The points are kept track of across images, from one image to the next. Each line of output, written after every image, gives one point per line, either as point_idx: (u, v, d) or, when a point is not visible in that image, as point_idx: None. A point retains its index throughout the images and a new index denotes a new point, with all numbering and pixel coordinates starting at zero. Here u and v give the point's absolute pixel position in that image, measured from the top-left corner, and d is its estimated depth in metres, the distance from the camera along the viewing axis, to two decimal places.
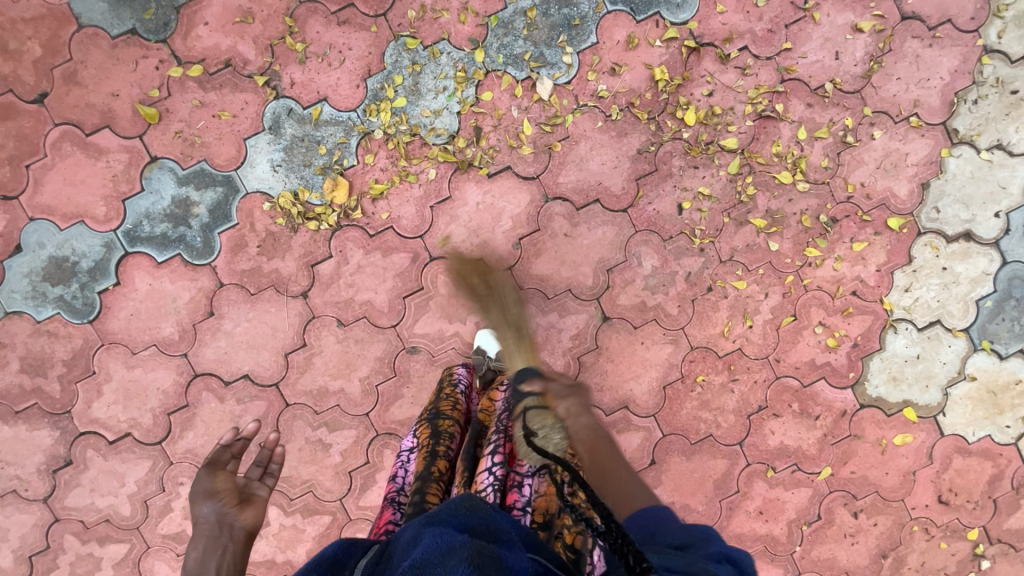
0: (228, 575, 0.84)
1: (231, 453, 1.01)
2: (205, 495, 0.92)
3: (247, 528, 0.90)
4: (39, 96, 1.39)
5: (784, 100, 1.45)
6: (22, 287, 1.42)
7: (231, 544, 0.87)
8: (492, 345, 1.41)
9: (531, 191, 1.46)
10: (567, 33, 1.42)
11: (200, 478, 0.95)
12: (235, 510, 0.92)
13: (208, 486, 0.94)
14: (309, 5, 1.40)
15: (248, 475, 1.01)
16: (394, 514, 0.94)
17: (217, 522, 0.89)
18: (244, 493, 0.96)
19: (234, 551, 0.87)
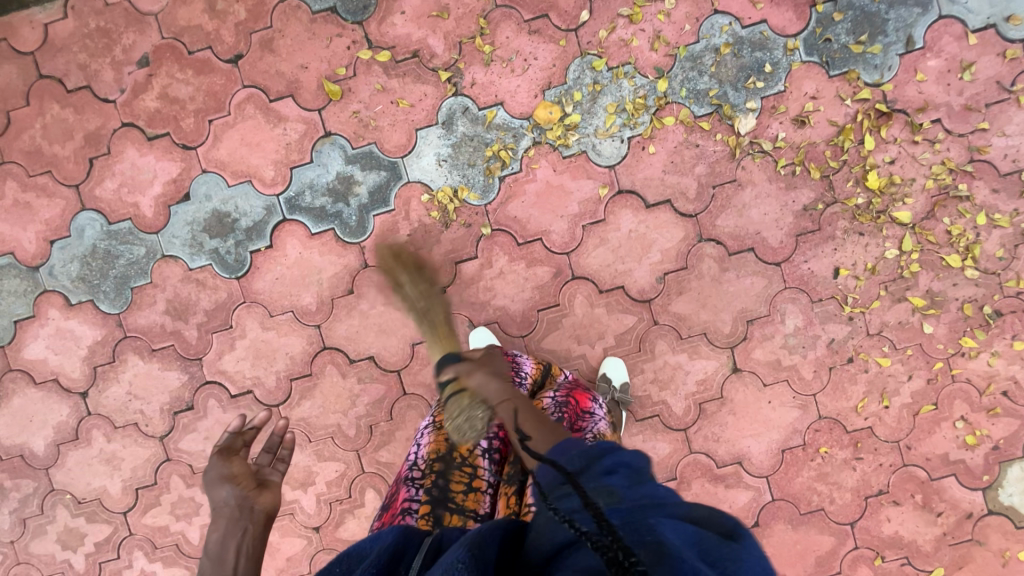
0: (248, 554, 0.84)
1: (244, 441, 1.05)
2: (222, 479, 0.93)
3: (266, 511, 0.91)
4: (234, 57, 1.44)
5: (969, 181, 1.39)
6: (182, 234, 1.48)
7: (252, 525, 0.87)
8: (618, 375, 1.43)
9: (686, 229, 1.43)
10: (756, 76, 1.39)
11: (214, 466, 0.96)
12: (253, 492, 0.92)
13: (224, 470, 0.96)
14: (504, 10, 1.41)
15: (259, 463, 1.02)
16: (411, 492, 0.98)
17: (237, 505, 0.90)
18: (260, 477, 0.98)
19: (254, 532, 0.87)
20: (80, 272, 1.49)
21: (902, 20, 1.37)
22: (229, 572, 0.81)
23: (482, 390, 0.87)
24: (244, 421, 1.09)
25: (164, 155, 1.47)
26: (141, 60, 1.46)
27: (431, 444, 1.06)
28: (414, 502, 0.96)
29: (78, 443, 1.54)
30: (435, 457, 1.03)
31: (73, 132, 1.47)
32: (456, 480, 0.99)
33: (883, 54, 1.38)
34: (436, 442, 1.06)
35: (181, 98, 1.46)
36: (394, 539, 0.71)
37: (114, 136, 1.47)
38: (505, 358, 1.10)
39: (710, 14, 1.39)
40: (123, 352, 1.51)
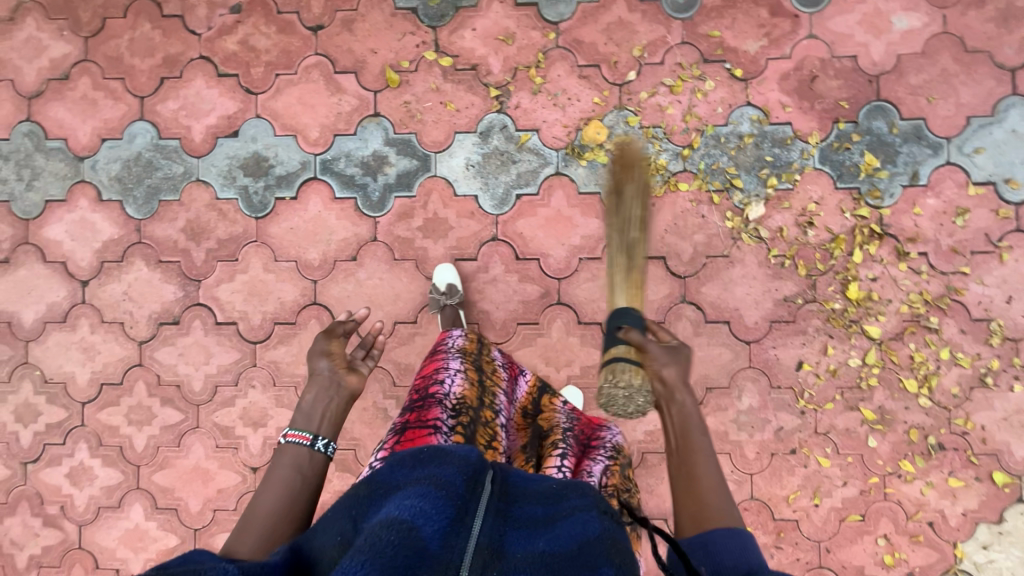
0: (331, 419, 1.01)
1: (344, 330, 1.18)
2: (321, 353, 1.09)
3: (350, 392, 1.05)
4: (315, 26, 1.59)
5: (941, 316, 1.48)
6: (220, 165, 1.60)
7: (337, 397, 1.03)
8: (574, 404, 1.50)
9: (672, 287, 1.52)
10: (770, 169, 1.51)
11: (318, 339, 1.12)
12: (342, 371, 1.06)
13: (323, 346, 1.10)
14: (563, 51, 1.55)
15: (354, 352, 1.16)
16: (443, 416, 1.00)
17: (330, 377, 1.05)
18: (350, 361, 1.10)
19: (337, 402, 1.03)
20: (119, 173, 1.61)
21: (912, 157, 1.48)
22: (314, 428, 0.98)
23: (678, 382, 1.00)
24: (349, 315, 1.23)
25: (227, 92, 1.60)
26: (234, 7, 1.61)
27: (463, 384, 1.06)
28: (446, 426, 0.98)
29: (64, 326, 1.62)
30: (466, 402, 1.03)
31: (155, 51, 1.62)
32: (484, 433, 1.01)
33: (889, 181, 1.49)
34: (467, 387, 1.06)
35: (257, 49, 1.60)
36: (477, 458, 0.77)
37: (190, 64, 1.61)
38: (636, 379, 1.09)
39: (743, 104, 1.52)
40: (132, 254, 1.61)
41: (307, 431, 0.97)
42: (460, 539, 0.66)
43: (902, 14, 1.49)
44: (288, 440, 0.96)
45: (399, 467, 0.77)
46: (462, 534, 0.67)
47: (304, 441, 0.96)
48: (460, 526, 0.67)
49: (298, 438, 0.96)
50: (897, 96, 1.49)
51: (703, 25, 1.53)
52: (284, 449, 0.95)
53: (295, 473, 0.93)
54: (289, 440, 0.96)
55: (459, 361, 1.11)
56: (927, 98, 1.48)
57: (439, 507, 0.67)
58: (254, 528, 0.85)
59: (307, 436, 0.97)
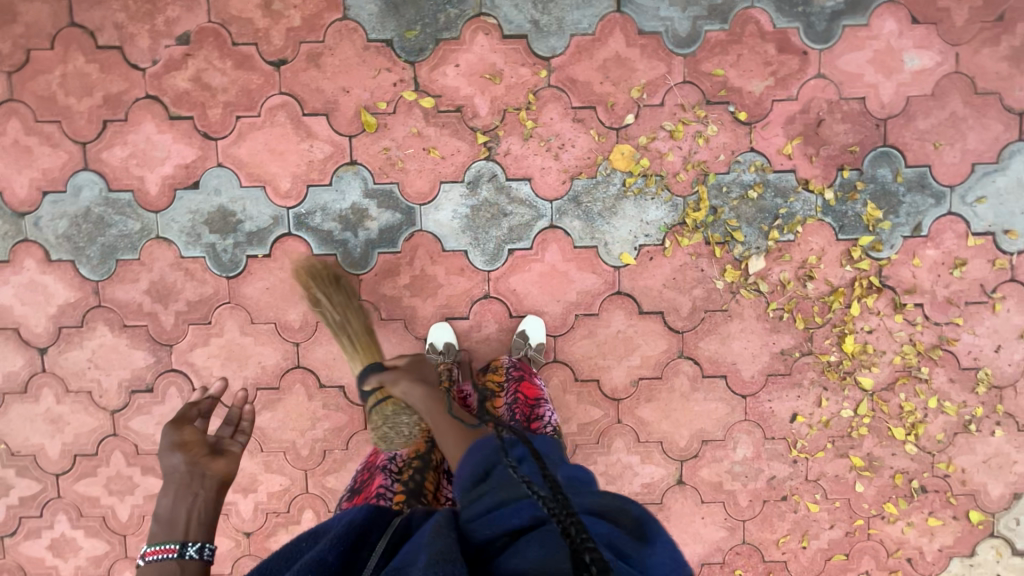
0: (200, 519, 0.92)
1: (200, 410, 1.07)
2: (172, 447, 0.96)
3: (219, 478, 0.96)
4: (278, 60, 1.42)
5: (933, 366, 1.49)
6: (182, 221, 1.45)
7: (203, 491, 0.94)
8: (536, 334, 1.47)
9: (670, 342, 1.49)
10: (772, 220, 1.45)
11: (165, 432, 0.99)
12: (204, 459, 0.97)
13: (174, 437, 0.98)
14: (555, 91, 1.42)
15: (218, 433, 1.06)
16: (386, 481, 1.05)
17: (188, 472, 0.95)
18: (216, 445, 1.01)
19: (204, 498, 0.94)
20: (67, 231, 1.46)
21: (914, 206, 1.45)
22: (180, 535, 0.89)
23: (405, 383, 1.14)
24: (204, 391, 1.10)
25: (182, 137, 1.43)
26: (181, 37, 1.41)
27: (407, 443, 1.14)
28: (389, 490, 1.02)
29: (25, 397, 1.51)
30: (412, 455, 1.12)
31: (93, 89, 1.42)
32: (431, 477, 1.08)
33: (889, 232, 1.45)
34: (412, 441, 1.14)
35: (213, 87, 1.42)
36: (363, 517, 0.80)
37: (135, 105, 1.43)
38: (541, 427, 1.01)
39: (745, 150, 1.44)
40: (92, 320, 1.48)
41: (171, 542, 0.86)
42: None
43: (914, 52, 1.41)
44: (149, 560, 0.85)
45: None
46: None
47: (167, 552, 0.85)
48: None
49: (160, 553, 0.85)
50: (903, 141, 1.43)
51: (706, 62, 1.42)
52: (147, 569, 0.84)
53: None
54: (150, 560, 0.85)
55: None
56: (934, 144, 1.43)
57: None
58: None
59: (174, 547, 0.86)
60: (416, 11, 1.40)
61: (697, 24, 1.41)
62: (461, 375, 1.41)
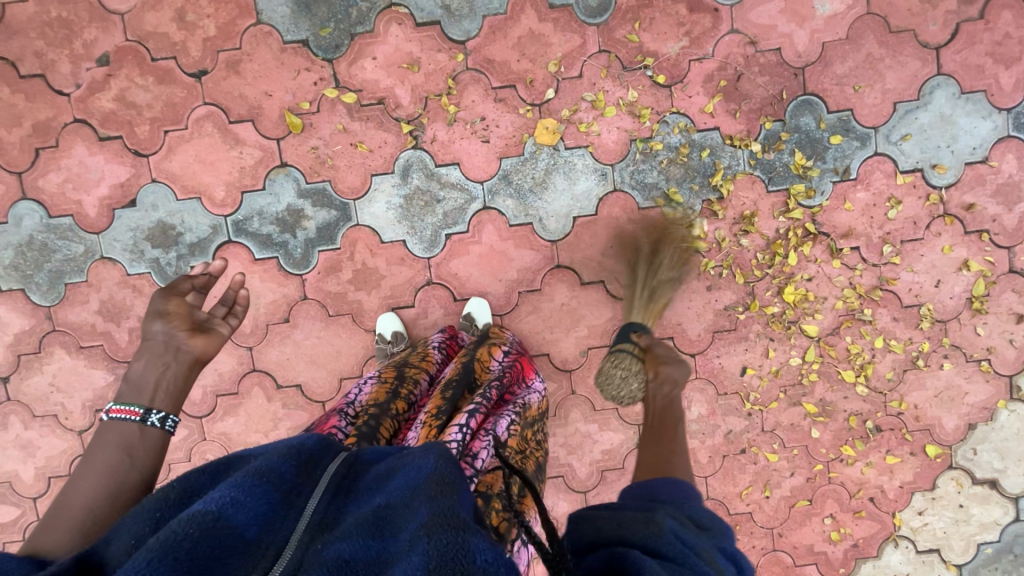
0: (170, 390, 0.88)
1: (195, 286, 0.98)
2: (156, 315, 0.91)
3: (193, 354, 0.90)
4: (198, 71, 1.43)
5: (875, 307, 1.51)
6: (124, 239, 1.48)
7: (175, 364, 0.88)
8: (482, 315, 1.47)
9: (615, 310, 1.51)
10: (701, 179, 1.47)
11: (153, 298, 0.93)
12: (183, 334, 0.90)
13: (161, 306, 0.92)
14: (474, 73, 1.44)
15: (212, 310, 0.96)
16: (341, 422, 1.01)
17: (165, 342, 0.89)
18: (201, 322, 0.93)
19: (175, 371, 0.88)
20: (13, 260, 1.48)
21: (841, 152, 1.46)
22: (146, 401, 0.85)
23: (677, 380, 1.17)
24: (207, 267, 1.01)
25: (114, 157, 1.46)
26: (101, 58, 1.43)
27: (371, 389, 1.11)
28: (342, 431, 0.99)
29: None
30: (374, 400, 1.08)
31: (21, 118, 1.44)
32: (389, 423, 1.03)
33: (818, 179, 1.47)
34: (375, 388, 1.11)
35: (138, 105, 1.44)
36: (314, 443, 0.69)
37: (65, 129, 1.45)
38: (634, 365, 1.31)
39: (668, 112, 1.45)
40: (49, 344, 1.52)
41: (135, 406, 0.84)
42: (287, 521, 0.60)
43: None
44: (111, 417, 0.83)
45: (214, 475, 0.64)
46: (291, 517, 0.60)
47: (130, 416, 0.83)
48: (288, 511, 0.61)
49: (124, 414, 0.83)
50: (823, 87, 1.44)
51: (620, 29, 1.43)
52: (106, 425, 0.82)
53: (122, 456, 0.80)
54: (112, 417, 0.83)
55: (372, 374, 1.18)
56: (854, 87, 1.44)
57: (257, 493, 0.59)
58: (70, 516, 0.74)
59: (136, 411, 0.84)
60: (328, 8, 1.42)
61: None
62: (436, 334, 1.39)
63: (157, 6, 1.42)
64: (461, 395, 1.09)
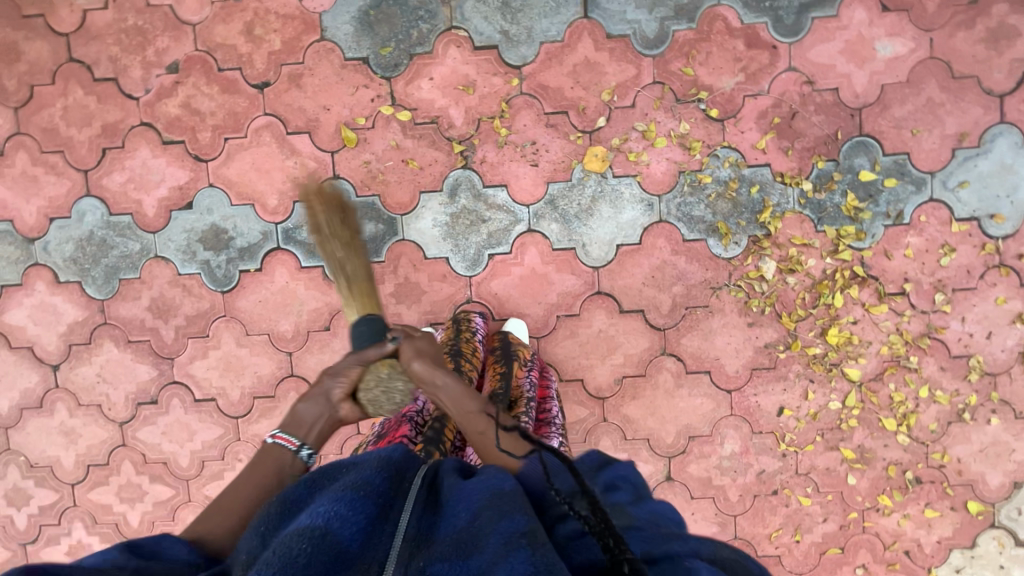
0: (321, 429, 0.97)
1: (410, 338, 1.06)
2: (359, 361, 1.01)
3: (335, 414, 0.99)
4: (261, 83, 1.48)
5: (921, 355, 1.47)
6: (178, 240, 1.53)
7: (322, 421, 0.97)
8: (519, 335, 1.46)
9: (653, 340, 1.50)
10: (749, 215, 1.46)
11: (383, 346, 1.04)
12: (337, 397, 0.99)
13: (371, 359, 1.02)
14: (527, 98, 1.46)
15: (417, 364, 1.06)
16: (409, 431, 1.05)
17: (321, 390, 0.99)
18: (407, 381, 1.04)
19: (325, 418, 0.98)
20: (73, 253, 1.54)
21: (895, 195, 1.43)
22: (301, 437, 0.95)
23: None
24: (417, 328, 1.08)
25: (175, 161, 1.51)
26: (171, 66, 1.49)
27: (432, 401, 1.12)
28: (410, 439, 1.02)
29: (41, 411, 1.60)
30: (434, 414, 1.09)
31: (92, 119, 1.51)
32: (450, 428, 1.04)
33: (869, 222, 1.44)
34: None
35: (202, 112, 1.49)
36: (399, 455, 0.74)
37: (131, 132, 1.51)
38: None
39: (719, 146, 1.45)
40: (99, 336, 1.57)
41: (294, 436, 0.93)
42: (384, 535, 0.66)
43: (886, 40, 1.40)
44: (273, 441, 0.93)
45: (310, 485, 0.71)
46: (387, 531, 0.66)
47: (288, 444, 0.93)
48: (383, 525, 0.66)
49: (284, 442, 0.93)
50: (880, 129, 1.42)
51: (675, 61, 1.43)
52: (268, 448, 0.92)
53: (275, 479, 0.89)
54: (274, 441, 0.93)
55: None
56: (912, 131, 1.42)
57: (355, 508, 0.65)
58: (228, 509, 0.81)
59: (293, 441, 0.93)
60: (390, 28, 1.45)
61: (665, 24, 1.42)
62: (476, 322, 1.41)
63: (227, 18, 1.47)
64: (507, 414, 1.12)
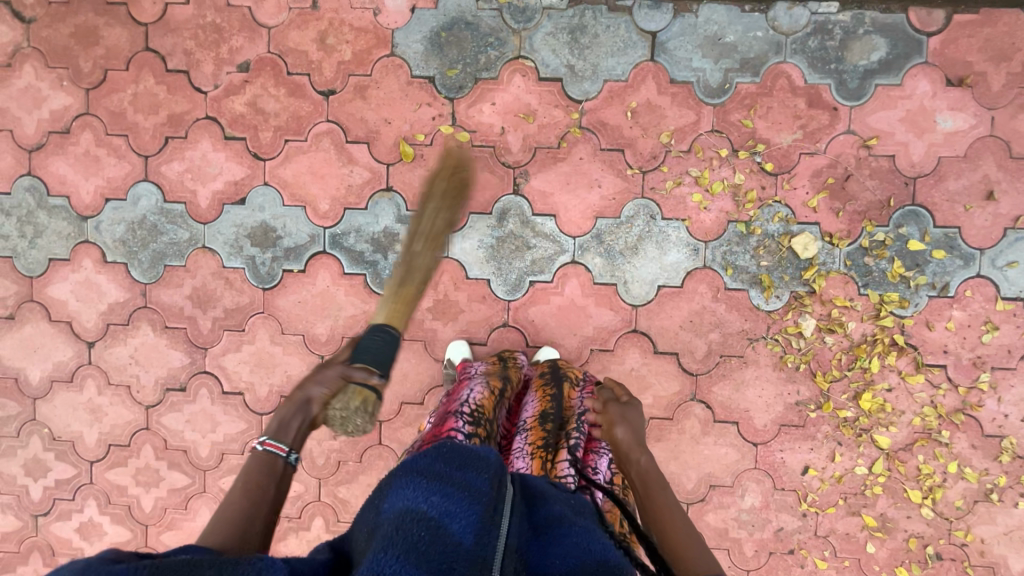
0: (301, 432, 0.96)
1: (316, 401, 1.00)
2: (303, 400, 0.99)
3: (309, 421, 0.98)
4: (327, 90, 1.51)
5: (954, 430, 1.46)
6: (227, 233, 1.56)
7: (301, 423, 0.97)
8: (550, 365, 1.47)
9: (684, 384, 1.50)
10: (793, 271, 1.46)
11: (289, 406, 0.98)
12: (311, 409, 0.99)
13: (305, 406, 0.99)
14: (586, 132, 1.48)
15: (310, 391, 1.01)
16: (460, 424, 1.01)
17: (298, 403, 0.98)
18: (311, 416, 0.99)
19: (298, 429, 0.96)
20: (123, 235, 1.57)
21: (942, 267, 1.43)
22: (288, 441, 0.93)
23: (633, 443, 1.00)
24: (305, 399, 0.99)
25: (234, 157, 1.54)
26: (242, 65, 1.53)
27: (481, 392, 1.12)
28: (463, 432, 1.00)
29: (71, 386, 1.62)
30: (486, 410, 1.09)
31: (159, 108, 1.55)
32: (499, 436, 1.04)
33: (913, 291, 1.44)
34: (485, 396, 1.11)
35: (266, 112, 1.53)
36: (490, 467, 0.77)
37: (195, 124, 1.54)
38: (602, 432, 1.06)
39: (770, 200, 1.46)
40: (137, 319, 1.59)
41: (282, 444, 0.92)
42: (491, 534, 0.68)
43: (948, 114, 1.41)
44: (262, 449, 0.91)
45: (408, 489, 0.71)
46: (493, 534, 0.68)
47: (278, 451, 0.91)
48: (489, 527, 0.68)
49: (273, 448, 0.91)
50: (933, 201, 1.43)
51: (736, 112, 1.45)
52: (253, 461, 0.89)
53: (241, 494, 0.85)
54: (263, 449, 0.91)
55: (479, 380, 1.19)
56: (965, 206, 1.42)
57: (463, 506, 0.69)
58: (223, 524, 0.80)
59: (282, 448, 0.92)
60: (458, 51, 1.48)
61: (729, 75, 1.44)
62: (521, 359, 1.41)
63: (302, 25, 1.51)
64: (559, 430, 1.09)
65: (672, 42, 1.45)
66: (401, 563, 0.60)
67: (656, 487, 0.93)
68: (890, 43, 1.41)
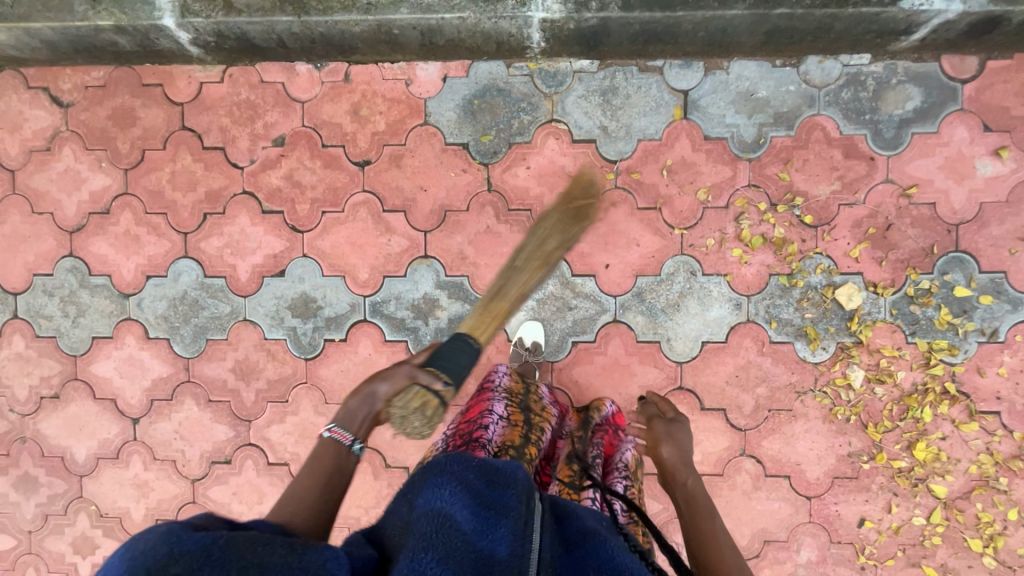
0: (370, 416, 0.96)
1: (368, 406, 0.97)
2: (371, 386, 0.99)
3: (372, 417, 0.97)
4: (363, 161, 1.53)
5: (1012, 477, 1.43)
6: (267, 305, 1.56)
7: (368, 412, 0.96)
8: None
9: (733, 439, 1.49)
10: (838, 321, 1.45)
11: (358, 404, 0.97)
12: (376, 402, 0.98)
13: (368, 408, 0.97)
14: (622, 192, 1.48)
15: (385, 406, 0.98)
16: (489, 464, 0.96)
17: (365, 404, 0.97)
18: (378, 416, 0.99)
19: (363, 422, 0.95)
20: (165, 311, 1.59)
21: (990, 313, 1.42)
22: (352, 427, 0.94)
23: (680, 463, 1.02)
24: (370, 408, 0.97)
25: (273, 230, 1.56)
26: (277, 140, 1.55)
27: (507, 429, 1.05)
28: None
29: (117, 462, 1.63)
30: (511, 444, 1.03)
31: (197, 185, 1.57)
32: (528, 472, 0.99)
33: (962, 337, 1.43)
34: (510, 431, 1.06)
35: (303, 185, 1.54)
36: (522, 482, 0.81)
37: (233, 199, 1.56)
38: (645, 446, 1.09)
39: (812, 252, 1.45)
40: (181, 394, 1.60)
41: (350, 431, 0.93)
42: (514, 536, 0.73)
43: (987, 159, 1.41)
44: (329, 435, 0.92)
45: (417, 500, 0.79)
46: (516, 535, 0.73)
47: (343, 439, 0.92)
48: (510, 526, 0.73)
49: (339, 436, 0.92)
50: (977, 247, 1.42)
51: (772, 166, 1.45)
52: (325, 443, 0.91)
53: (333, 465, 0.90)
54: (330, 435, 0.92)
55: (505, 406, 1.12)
56: (1010, 250, 1.41)
57: (491, 522, 0.73)
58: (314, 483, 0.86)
59: (348, 436, 0.93)
60: (491, 117, 1.50)
61: (763, 130, 1.45)
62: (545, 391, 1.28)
63: (335, 98, 1.53)
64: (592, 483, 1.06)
65: (704, 99, 1.46)
66: (439, 566, 0.66)
67: (702, 516, 0.94)
68: (923, 91, 1.41)
